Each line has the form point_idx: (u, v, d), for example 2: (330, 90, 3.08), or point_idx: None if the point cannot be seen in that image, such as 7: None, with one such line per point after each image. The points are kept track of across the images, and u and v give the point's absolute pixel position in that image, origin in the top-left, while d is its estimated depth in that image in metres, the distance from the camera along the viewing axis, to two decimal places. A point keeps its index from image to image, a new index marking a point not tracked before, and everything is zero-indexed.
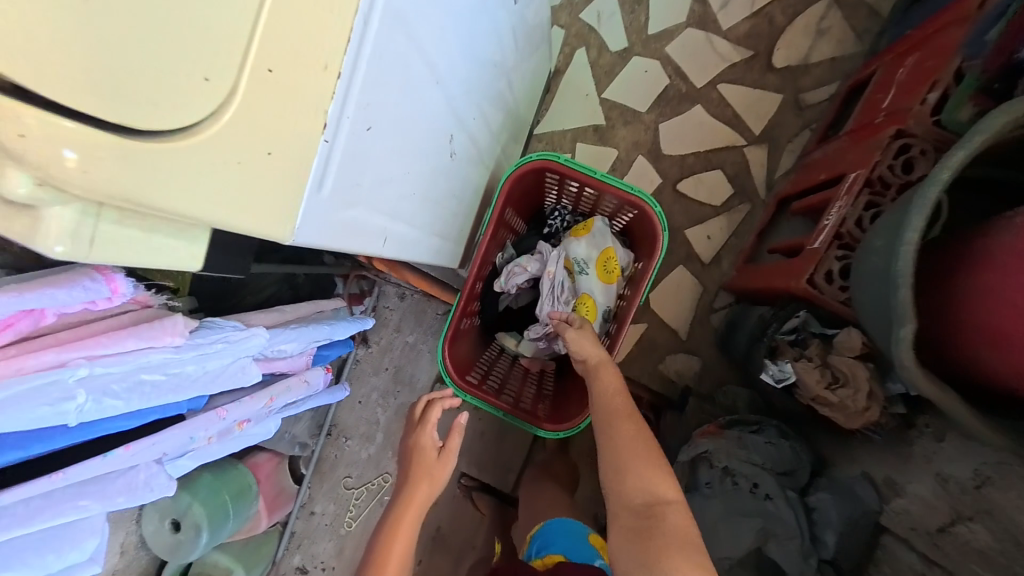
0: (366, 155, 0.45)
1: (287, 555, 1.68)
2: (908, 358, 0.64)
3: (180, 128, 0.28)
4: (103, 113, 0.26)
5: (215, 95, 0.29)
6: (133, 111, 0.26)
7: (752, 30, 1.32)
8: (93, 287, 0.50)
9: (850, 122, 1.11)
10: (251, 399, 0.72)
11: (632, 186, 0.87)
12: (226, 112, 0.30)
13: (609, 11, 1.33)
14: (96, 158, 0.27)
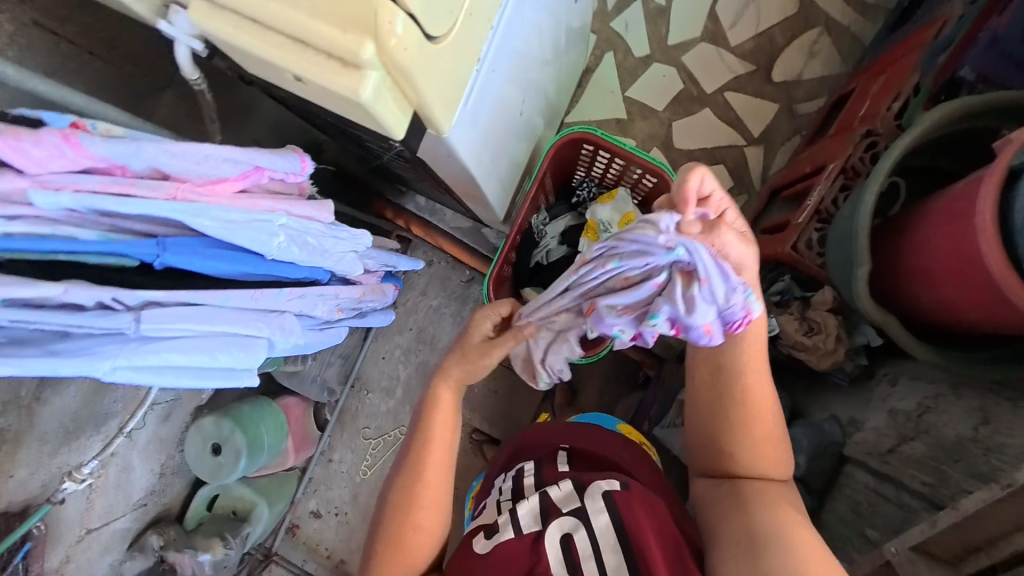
0: (487, 91, 0.65)
1: (303, 500, 1.75)
2: (865, 293, 0.85)
3: (435, 36, 0.44)
4: (413, 9, 0.40)
5: (451, 17, 0.45)
6: (425, 17, 0.42)
7: (756, 47, 1.55)
8: (293, 161, 0.68)
9: (833, 126, 1.32)
10: (353, 288, 0.87)
11: (654, 158, 1.05)
12: (452, 32, 0.46)
13: (635, 23, 1.55)
14: (409, 41, 0.41)
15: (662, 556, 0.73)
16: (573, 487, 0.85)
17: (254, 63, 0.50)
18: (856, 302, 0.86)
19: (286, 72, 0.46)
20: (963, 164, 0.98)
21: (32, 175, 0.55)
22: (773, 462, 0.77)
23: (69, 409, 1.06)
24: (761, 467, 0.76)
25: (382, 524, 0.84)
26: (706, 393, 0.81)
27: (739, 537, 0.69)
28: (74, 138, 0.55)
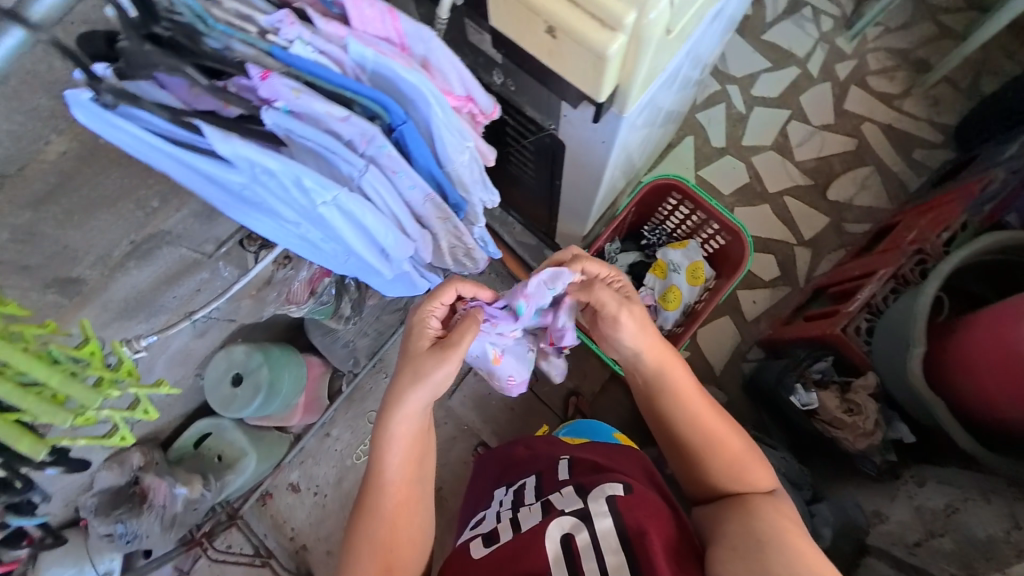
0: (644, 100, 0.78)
1: (285, 469, 1.66)
2: (917, 372, 0.94)
3: (667, 28, 0.56)
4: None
5: (675, 23, 0.58)
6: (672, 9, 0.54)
7: (817, 167, 1.77)
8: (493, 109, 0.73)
9: (880, 245, 1.47)
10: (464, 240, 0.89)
11: (733, 218, 1.17)
12: (671, 32, 0.59)
13: (717, 120, 1.80)
14: (658, 19, 0.52)
15: (668, 561, 0.74)
16: (573, 490, 0.89)
17: (499, 14, 0.62)
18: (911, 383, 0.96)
19: (533, 17, 0.57)
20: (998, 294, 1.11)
21: (351, 28, 0.58)
22: (748, 468, 0.81)
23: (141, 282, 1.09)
24: (744, 475, 0.81)
25: (354, 558, 0.83)
26: (657, 420, 0.89)
27: (734, 542, 0.71)
28: (395, 16, 0.59)
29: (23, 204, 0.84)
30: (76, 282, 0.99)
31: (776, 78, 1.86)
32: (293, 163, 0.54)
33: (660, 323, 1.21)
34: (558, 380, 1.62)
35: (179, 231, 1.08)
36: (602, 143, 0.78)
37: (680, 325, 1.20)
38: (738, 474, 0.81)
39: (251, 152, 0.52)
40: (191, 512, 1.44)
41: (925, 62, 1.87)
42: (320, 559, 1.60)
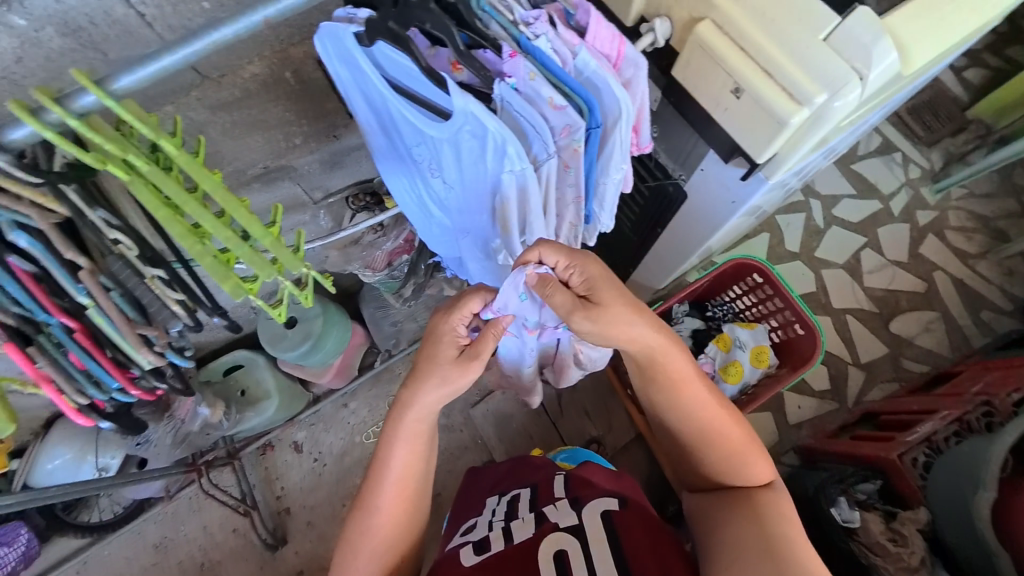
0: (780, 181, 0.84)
1: (292, 427, 1.69)
2: (984, 514, 0.98)
3: (843, 118, 0.63)
4: (859, 93, 0.59)
5: (848, 116, 0.65)
6: (856, 103, 0.61)
7: (885, 297, 1.70)
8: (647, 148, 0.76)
9: (942, 387, 1.41)
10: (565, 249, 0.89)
11: (811, 313, 1.16)
12: (843, 122, 0.65)
13: (795, 226, 1.79)
14: (845, 105, 0.59)
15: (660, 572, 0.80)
16: (567, 504, 0.95)
17: (684, 68, 0.71)
18: (976, 523, 0.99)
19: (722, 75, 0.65)
20: None
21: (585, 39, 0.58)
22: (748, 465, 0.78)
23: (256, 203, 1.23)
24: (745, 471, 0.77)
25: (352, 556, 0.85)
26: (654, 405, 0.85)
27: (732, 553, 0.69)
28: (625, 41, 0.60)
29: (205, 105, 0.95)
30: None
31: (859, 205, 1.85)
32: (501, 129, 0.57)
33: None
34: (584, 423, 1.60)
35: (305, 171, 1.24)
36: (730, 203, 0.85)
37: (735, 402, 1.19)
38: (738, 467, 0.78)
39: (475, 110, 0.56)
40: (202, 433, 1.49)
41: (1003, 233, 1.86)
42: (299, 528, 1.58)
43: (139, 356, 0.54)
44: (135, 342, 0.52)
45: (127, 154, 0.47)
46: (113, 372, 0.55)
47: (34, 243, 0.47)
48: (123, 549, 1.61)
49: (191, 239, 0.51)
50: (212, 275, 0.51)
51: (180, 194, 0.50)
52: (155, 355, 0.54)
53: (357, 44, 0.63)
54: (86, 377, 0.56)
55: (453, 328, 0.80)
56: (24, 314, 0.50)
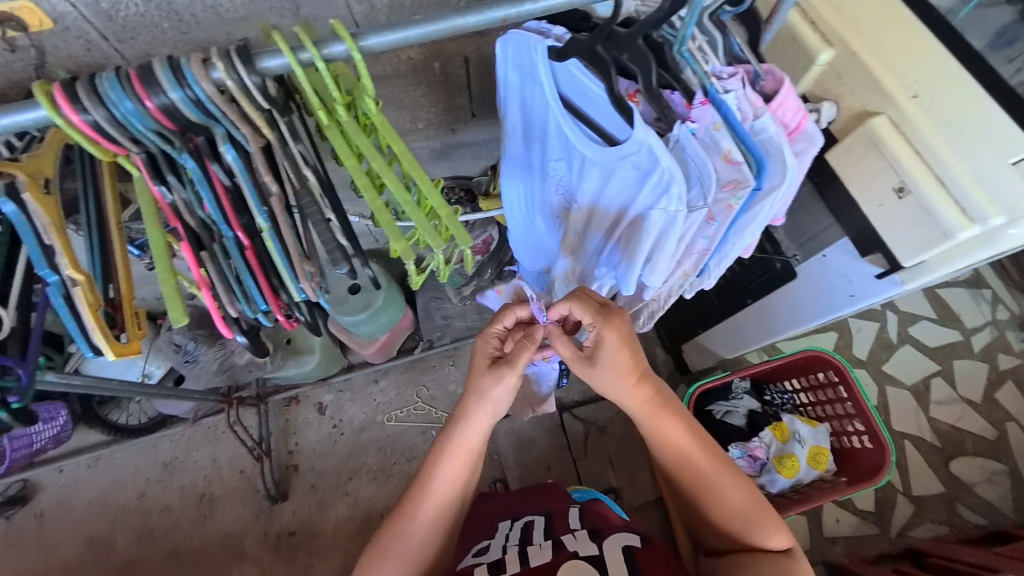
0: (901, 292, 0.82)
1: (320, 389, 1.75)
2: None
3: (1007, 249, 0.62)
4: None
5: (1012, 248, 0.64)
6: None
7: (948, 432, 1.53)
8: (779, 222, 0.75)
9: (1001, 547, 1.26)
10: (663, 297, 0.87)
11: (885, 428, 1.10)
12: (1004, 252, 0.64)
13: (866, 334, 1.64)
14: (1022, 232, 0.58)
15: None
16: (588, 534, 0.92)
17: (843, 156, 0.71)
18: None
19: (888, 172, 0.66)
20: None
21: (772, 105, 0.59)
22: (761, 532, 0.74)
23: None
24: (758, 539, 0.74)
25: (381, 558, 0.84)
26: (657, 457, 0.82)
27: None
28: (807, 116, 0.61)
29: None
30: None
31: (937, 331, 1.65)
32: (672, 167, 0.58)
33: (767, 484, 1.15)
34: (605, 471, 1.58)
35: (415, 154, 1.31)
36: (848, 296, 0.83)
37: (786, 497, 1.14)
38: (748, 530, 0.75)
39: (653, 144, 0.57)
40: (245, 368, 1.56)
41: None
42: (302, 488, 1.63)
43: (296, 284, 0.58)
44: (298, 271, 0.56)
45: (343, 98, 0.51)
46: (267, 295, 0.59)
47: (239, 160, 0.51)
48: (134, 457, 1.67)
49: (372, 190, 0.55)
50: (382, 225, 0.53)
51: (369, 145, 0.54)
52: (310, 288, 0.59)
53: (545, 57, 0.66)
54: (241, 291, 0.59)
55: (490, 340, 0.86)
56: (207, 220, 0.55)
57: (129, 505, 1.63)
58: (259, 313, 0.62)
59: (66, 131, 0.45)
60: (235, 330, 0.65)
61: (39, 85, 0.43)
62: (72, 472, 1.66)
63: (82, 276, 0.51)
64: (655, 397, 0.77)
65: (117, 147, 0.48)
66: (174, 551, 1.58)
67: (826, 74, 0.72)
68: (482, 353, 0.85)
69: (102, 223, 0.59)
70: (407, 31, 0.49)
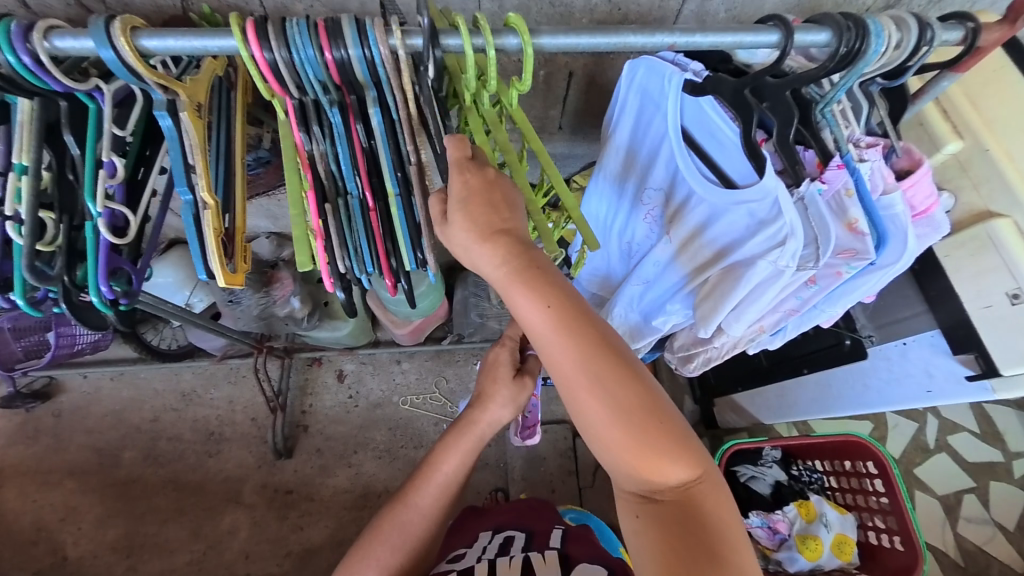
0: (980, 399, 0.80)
1: (345, 356, 1.79)
2: None
3: None
4: None
5: None
6: None
7: (975, 553, 1.44)
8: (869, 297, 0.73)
9: None
10: (731, 347, 0.86)
11: (919, 530, 1.05)
12: None
13: (902, 432, 1.58)
14: None
15: None
16: (557, 560, 0.90)
17: (954, 248, 0.69)
18: None
19: (1003, 276, 0.64)
20: None
21: (905, 183, 0.58)
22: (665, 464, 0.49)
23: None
24: (661, 477, 0.49)
25: (377, 541, 0.83)
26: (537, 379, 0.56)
27: None
28: (938, 203, 0.59)
29: None
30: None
31: (977, 445, 1.57)
32: (795, 222, 0.57)
33: (786, 563, 1.11)
34: (607, 506, 1.59)
35: None
36: (925, 392, 0.81)
37: None
38: (650, 468, 0.49)
39: (782, 195, 0.56)
40: (282, 321, 1.57)
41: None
42: (307, 450, 1.66)
43: (411, 253, 0.59)
44: (421, 240, 0.58)
45: (495, 88, 0.52)
46: (380, 261, 0.60)
47: (384, 125, 0.52)
48: (155, 381, 1.72)
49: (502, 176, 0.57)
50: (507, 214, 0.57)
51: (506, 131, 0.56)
52: (421, 259, 0.60)
53: (681, 89, 0.66)
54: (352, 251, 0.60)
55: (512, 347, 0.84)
56: (336, 174, 0.57)
57: (141, 426, 1.67)
58: (365, 274, 0.61)
59: (246, 65, 0.47)
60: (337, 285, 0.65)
61: (234, 17, 0.44)
62: (94, 381, 1.70)
63: (214, 202, 0.52)
64: (521, 267, 0.50)
65: (280, 88, 0.50)
66: (174, 480, 1.60)
67: (949, 164, 0.71)
68: (503, 364, 0.82)
69: (228, 156, 0.61)
70: (581, 37, 0.50)
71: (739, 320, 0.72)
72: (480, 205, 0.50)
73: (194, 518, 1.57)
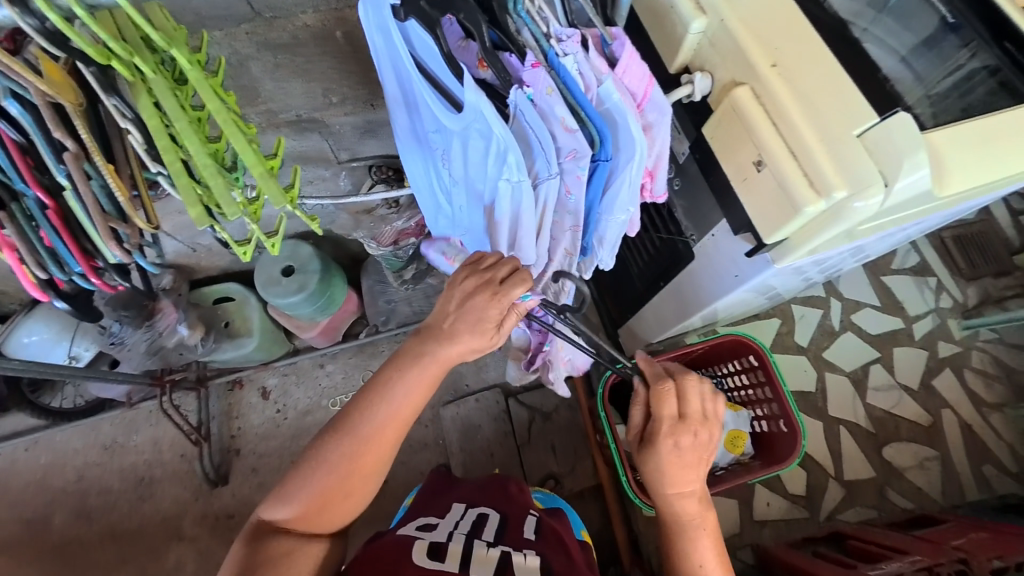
0: (797, 268, 0.80)
1: (265, 372, 1.75)
2: None
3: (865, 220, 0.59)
4: (891, 194, 0.55)
5: (878, 216, 0.60)
6: (889, 202, 0.56)
7: (884, 419, 1.51)
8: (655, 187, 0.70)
9: (921, 530, 1.23)
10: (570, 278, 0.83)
11: (798, 411, 1.09)
12: (865, 223, 0.61)
13: (809, 322, 1.61)
14: (869, 206, 0.55)
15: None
16: (540, 566, 0.78)
17: (715, 129, 0.68)
18: None
19: (748, 146, 0.62)
20: None
21: (614, 71, 0.57)
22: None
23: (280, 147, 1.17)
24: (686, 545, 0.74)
25: (320, 465, 0.68)
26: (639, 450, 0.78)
27: None
28: (654, 84, 0.58)
29: (253, 43, 0.92)
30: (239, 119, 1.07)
31: (881, 319, 1.62)
32: (505, 135, 0.56)
33: None
34: (547, 458, 1.60)
35: (337, 130, 1.18)
36: (733, 276, 0.81)
37: (700, 479, 1.14)
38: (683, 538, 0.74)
39: (484, 108, 0.55)
40: (176, 351, 1.53)
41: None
42: (242, 472, 1.64)
43: (106, 247, 0.57)
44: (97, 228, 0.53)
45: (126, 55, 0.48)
46: (78, 258, 0.58)
47: (27, 114, 0.48)
48: (74, 440, 1.66)
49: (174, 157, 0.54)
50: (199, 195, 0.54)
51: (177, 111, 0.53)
52: (121, 251, 0.58)
53: (393, 18, 0.61)
54: (50, 254, 0.59)
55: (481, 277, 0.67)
56: (2, 179, 0.53)
57: (67, 487, 1.62)
58: (72, 275, 0.61)
59: None
60: (52, 295, 0.66)
61: None
62: (9, 455, 1.64)
63: None
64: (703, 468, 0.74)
65: None
66: (111, 531, 1.58)
67: (702, 43, 0.68)
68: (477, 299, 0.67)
69: None
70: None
71: (531, 244, 0.69)
72: (694, 461, 0.73)
73: (139, 563, 1.55)
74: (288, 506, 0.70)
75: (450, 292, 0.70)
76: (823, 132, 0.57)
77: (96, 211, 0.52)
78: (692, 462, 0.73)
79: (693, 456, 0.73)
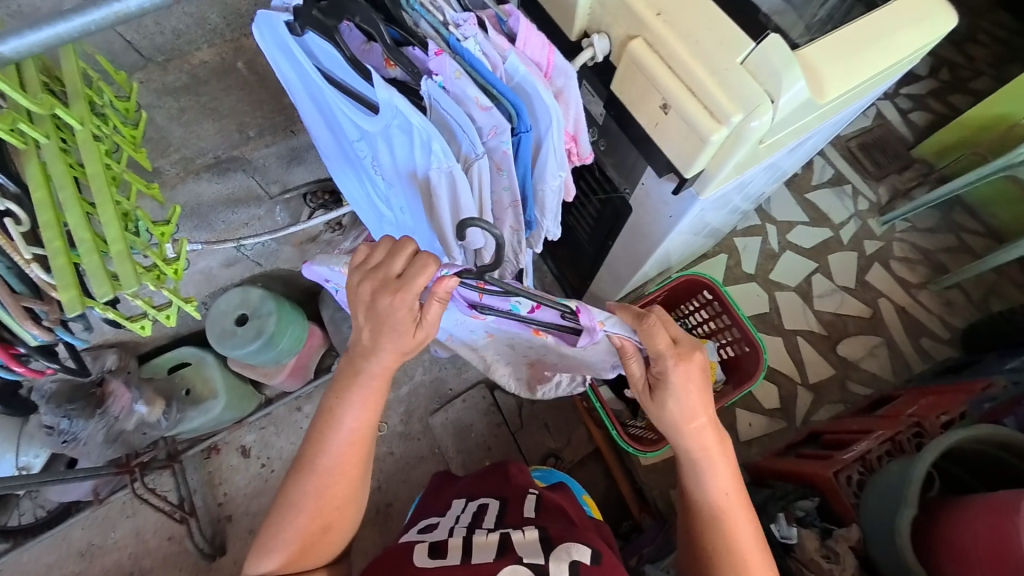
0: (723, 196, 0.87)
1: (240, 430, 1.67)
2: (905, 532, 0.92)
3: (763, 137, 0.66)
4: (779, 108, 0.62)
5: (775, 130, 0.67)
6: (779, 115, 0.63)
7: (832, 321, 1.66)
8: (581, 150, 0.73)
9: (881, 409, 1.37)
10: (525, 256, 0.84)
11: (755, 330, 1.19)
12: (766, 140, 0.68)
13: (752, 250, 1.74)
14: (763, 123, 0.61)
15: None
16: (538, 537, 0.78)
17: (622, 83, 0.73)
18: (898, 542, 0.92)
19: (652, 92, 0.67)
20: (980, 482, 1.02)
21: (515, 45, 0.60)
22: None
23: (204, 193, 1.11)
24: (704, 492, 0.71)
25: (289, 505, 0.70)
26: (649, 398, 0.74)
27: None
28: (554, 50, 0.62)
29: (151, 90, 0.88)
30: (154, 173, 1.01)
31: (811, 232, 1.78)
32: (426, 126, 0.58)
33: None
34: (543, 437, 1.64)
35: (262, 164, 1.15)
36: (669, 217, 0.87)
37: None
38: (698, 487, 0.72)
39: (398, 103, 0.56)
40: (138, 432, 1.43)
41: (944, 266, 1.75)
42: (239, 536, 1.57)
43: (24, 330, 0.52)
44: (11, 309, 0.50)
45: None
46: None
47: None
48: (43, 556, 1.52)
49: (56, 232, 0.48)
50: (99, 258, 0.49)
51: (63, 175, 0.49)
52: (42, 330, 0.52)
53: (289, 34, 0.61)
54: None
55: (375, 279, 0.65)
56: None
57: None
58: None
59: None
60: None
61: None
62: None
63: None
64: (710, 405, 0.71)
65: None
66: None
67: (593, 7, 0.72)
68: (380, 308, 0.65)
69: None
70: (53, 28, 0.43)
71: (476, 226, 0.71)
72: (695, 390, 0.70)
73: None
74: (271, 557, 0.70)
75: (355, 305, 0.67)
76: (710, 66, 0.63)
77: (4, 291, 0.49)
78: (701, 400, 0.71)
79: (700, 389, 0.71)
